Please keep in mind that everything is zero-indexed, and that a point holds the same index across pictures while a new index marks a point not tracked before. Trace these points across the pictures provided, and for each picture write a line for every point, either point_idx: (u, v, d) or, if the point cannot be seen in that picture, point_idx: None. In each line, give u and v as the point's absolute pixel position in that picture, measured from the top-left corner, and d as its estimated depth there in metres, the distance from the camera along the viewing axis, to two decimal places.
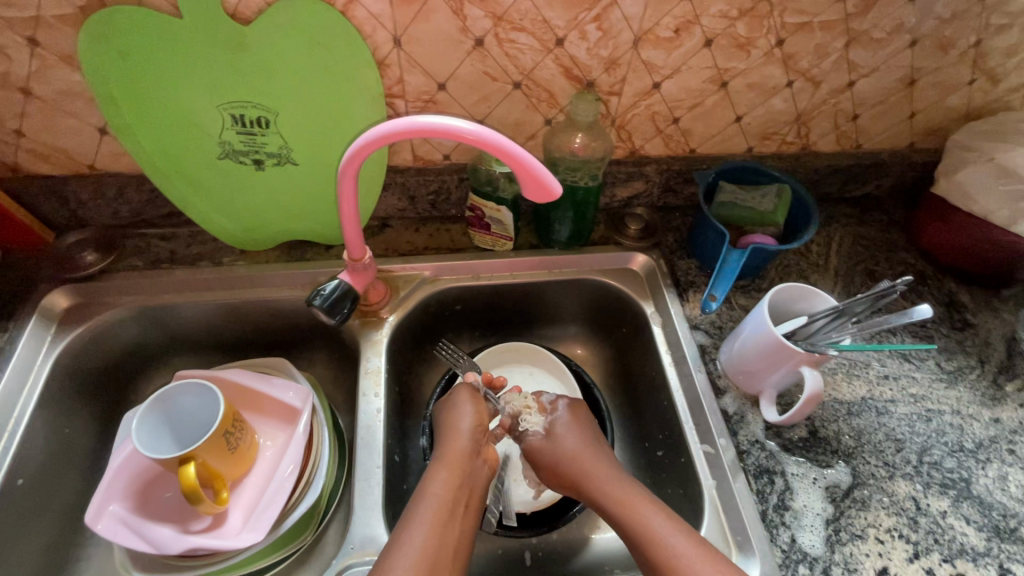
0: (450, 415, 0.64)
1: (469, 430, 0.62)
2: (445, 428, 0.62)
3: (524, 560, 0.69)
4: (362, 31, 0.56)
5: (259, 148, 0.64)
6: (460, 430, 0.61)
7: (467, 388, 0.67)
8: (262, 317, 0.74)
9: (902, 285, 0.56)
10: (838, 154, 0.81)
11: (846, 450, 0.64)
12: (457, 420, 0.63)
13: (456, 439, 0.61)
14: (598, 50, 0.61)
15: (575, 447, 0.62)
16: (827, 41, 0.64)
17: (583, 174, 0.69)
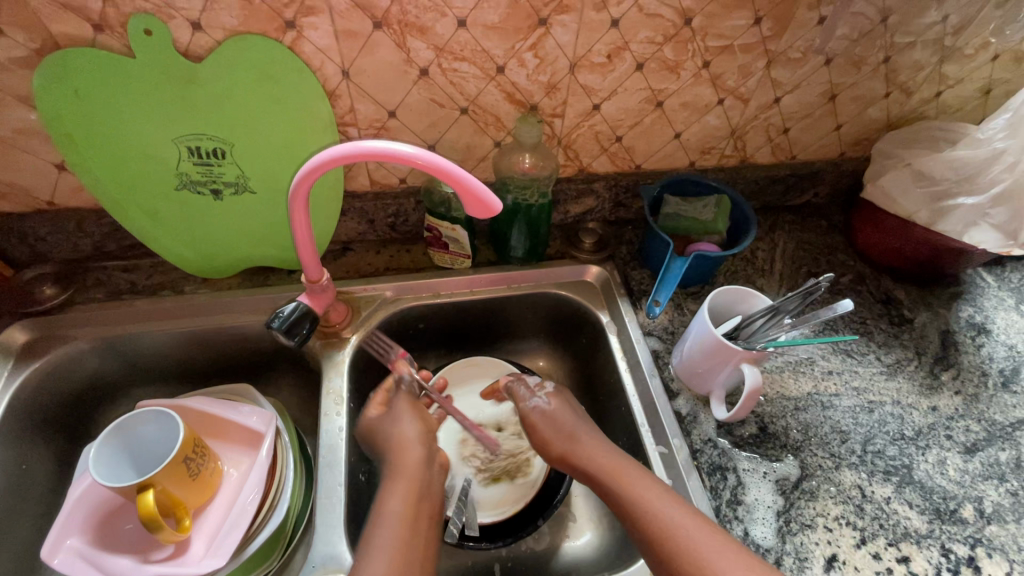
0: (394, 428, 0.64)
1: (410, 435, 0.62)
2: (392, 441, 0.62)
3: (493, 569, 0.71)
4: (311, 65, 0.60)
5: (216, 178, 0.66)
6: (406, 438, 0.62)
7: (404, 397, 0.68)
8: (225, 343, 0.75)
9: (827, 281, 0.60)
10: (775, 165, 0.86)
11: (794, 444, 0.66)
12: (400, 427, 0.64)
13: (405, 448, 0.61)
14: (537, 76, 0.65)
15: (564, 428, 0.65)
16: (748, 61, 0.69)
17: (532, 193, 0.73)
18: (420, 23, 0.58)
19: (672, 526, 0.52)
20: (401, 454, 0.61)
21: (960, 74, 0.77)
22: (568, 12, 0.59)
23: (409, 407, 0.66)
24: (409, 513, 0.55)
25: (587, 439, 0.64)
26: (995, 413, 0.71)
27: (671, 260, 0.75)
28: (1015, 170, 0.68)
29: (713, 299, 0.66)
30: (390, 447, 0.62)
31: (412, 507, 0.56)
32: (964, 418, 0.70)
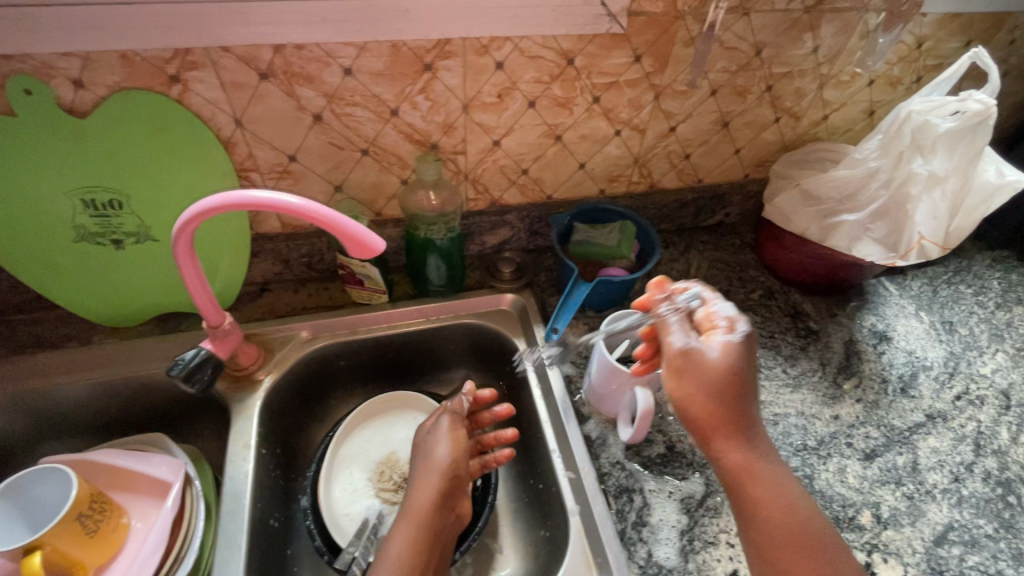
0: (429, 446, 0.67)
1: (443, 464, 0.65)
2: (423, 463, 0.66)
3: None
4: (201, 115, 0.61)
5: (116, 229, 0.66)
6: (435, 474, 0.64)
7: (448, 413, 0.71)
8: (137, 393, 0.74)
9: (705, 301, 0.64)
10: (683, 189, 0.90)
11: (701, 461, 0.68)
12: (434, 458, 0.66)
13: (432, 469, 0.65)
14: (432, 117, 0.68)
15: (726, 383, 0.53)
16: (637, 95, 0.73)
17: (440, 227, 0.75)
18: (306, 72, 0.60)
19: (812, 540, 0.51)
20: (421, 489, 0.63)
21: (841, 98, 0.82)
22: (452, 57, 0.62)
23: (451, 433, 0.68)
24: (418, 541, 0.59)
25: (746, 406, 0.54)
26: (894, 418, 0.74)
27: (573, 287, 0.77)
28: (890, 186, 0.72)
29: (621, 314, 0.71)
30: (423, 481, 0.64)
31: (419, 547, 0.59)
32: (864, 424, 0.73)
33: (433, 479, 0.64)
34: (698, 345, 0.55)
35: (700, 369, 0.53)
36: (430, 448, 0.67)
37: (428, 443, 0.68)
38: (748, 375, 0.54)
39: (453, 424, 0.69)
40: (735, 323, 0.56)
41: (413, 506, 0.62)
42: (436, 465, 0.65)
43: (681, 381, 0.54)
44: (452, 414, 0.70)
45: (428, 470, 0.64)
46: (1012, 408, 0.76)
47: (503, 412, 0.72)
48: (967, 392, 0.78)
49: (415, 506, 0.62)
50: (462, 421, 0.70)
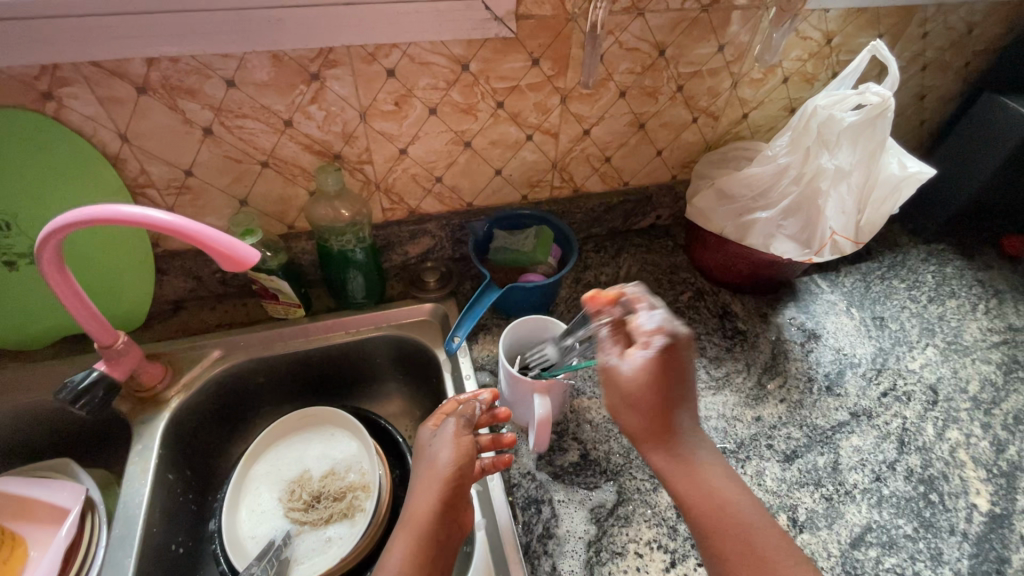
0: (431, 452, 0.59)
1: (447, 472, 0.57)
2: (426, 472, 0.58)
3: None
4: (83, 132, 0.60)
5: (7, 251, 0.65)
6: (437, 482, 0.56)
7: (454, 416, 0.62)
8: (42, 418, 0.72)
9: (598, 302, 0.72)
10: (609, 192, 0.89)
11: (615, 468, 0.66)
12: (437, 466, 0.58)
13: (435, 478, 0.57)
14: (329, 127, 0.67)
15: (644, 393, 0.51)
16: (542, 99, 0.72)
17: (351, 238, 0.74)
18: (186, 85, 0.59)
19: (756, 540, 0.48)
20: (421, 499, 0.56)
21: (757, 96, 0.82)
22: (338, 66, 0.62)
23: (456, 439, 0.60)
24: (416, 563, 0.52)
25: (679, 412, 0.52)
26: (817, 418, 0.72)
27: (483, 294, 0.76)
28: (800, 182, 0.71)
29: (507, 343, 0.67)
30: (423, 489, 0.57)
31: (415, 564, 0.52)
32: (787, 425, 0.72)
33: (433, 487, 0.56)
34: (617, 361, 0.53)
35: (617, 385, 0.53)
36: (432, 455, 0.59)
37: (430, 450, 0.60)
38: (672, 386, 0.51)
39: (461, 430, 0.60)
40: (653, 339, 0.51)
41: (413, 517, 0.55)
42: (438, 472, 0.57)
43: (608, 395, 0.54)
44: (459, 416, 0.62)
45: (430, 476, 0.57)
46: (939, 403, 0.75)
47: (502, 416, 0.64)
48: (894, 388, 0.76)
49: (414, 518, 0.55)
50: (469, 424, 0.62)
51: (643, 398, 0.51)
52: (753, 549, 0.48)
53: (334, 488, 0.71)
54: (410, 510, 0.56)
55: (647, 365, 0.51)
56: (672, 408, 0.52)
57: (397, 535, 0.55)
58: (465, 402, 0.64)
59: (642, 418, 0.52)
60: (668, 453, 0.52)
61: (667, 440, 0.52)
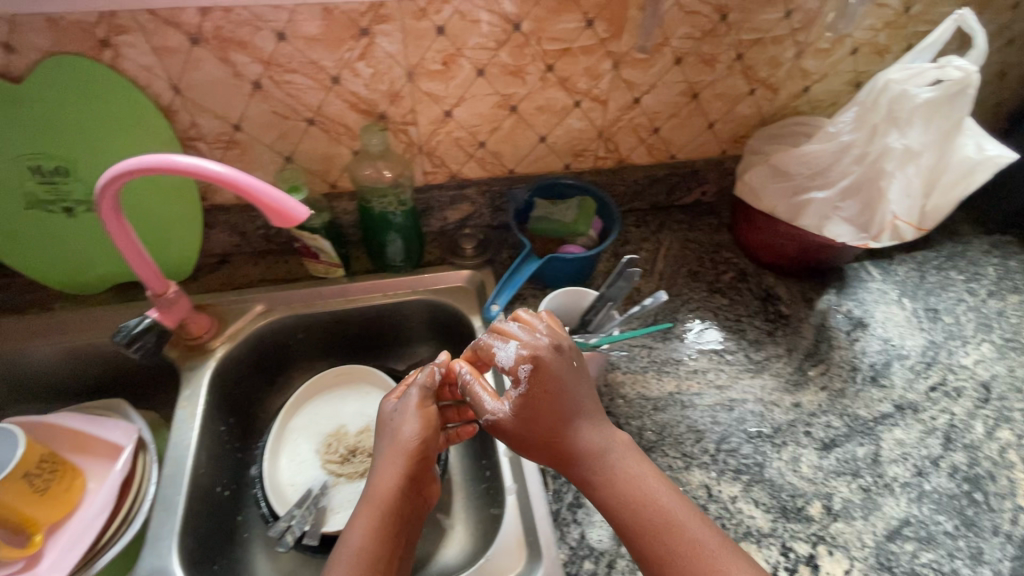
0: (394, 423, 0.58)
1: (412, 445, 0.56)
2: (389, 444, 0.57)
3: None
4: (137, 81, 0.61)
5: (65, 196, 0.67)
6: (404, 456, 0.55)
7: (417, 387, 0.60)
8: (97, 357, 0.76)
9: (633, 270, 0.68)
10: (654, 165, 0.86)
11: (647, 445, 0.66)
12: (401, 440, 0.56)
13: (399, 451, 0.56)
14: (376, 85, 0.66)
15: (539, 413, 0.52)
16: (593, 63, 0.69)
17: (392, 200, 0.74)
18: (238, 37, 0.59)
19: (683, 529, 0.49)
20: (388, 474, 0.55)
21: (821, 69, 0.77)
22: (388, 21, 0.60)
23: (419, 410, 0.58)
24: (377, 538, 0.52)
25: (577, 425, 0.53)
26: (859, 408, 0.70)
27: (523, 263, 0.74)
28: (863, 161, 0.67)
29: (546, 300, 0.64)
30: (389, 463, 0.56)
31: (381, 536, 0.52)
32: (827, 413, 0.70)
33: (400, 462, 0.55)
34: (494, 407, 0.53)
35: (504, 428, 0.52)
36: (395, 427, 0.58)
37: (392, 424, 0.58)
38: (557, 408, 0.52)
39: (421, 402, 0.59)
40: (520, 370, 0.52)
41: (377, 491, 0.54)
42: (406, 447, 0.56)
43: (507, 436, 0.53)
44: (422, 386, 0.60)
45: (393, 451, 0.56)
46: (991, 401, 0.72)
47: (475, 412, 0.65)
48: (943, 383, 0.73)
49: (380, 493, 0.54)
50: (432, 394, 0.60)
51: (534, 423, 0.52)
52: (680, 540, 0.48)
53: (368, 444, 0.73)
54: (374, 484, 0.55)
55: (518, 397, 0.52)
56: (569, 421, 0.52)
57: (359, 508, 0.54)
58: (422, 374, 0.61)
59: (549, 438, 0.52)
60: (590, 459, 0.52)
61: (579, 448, 0.52)
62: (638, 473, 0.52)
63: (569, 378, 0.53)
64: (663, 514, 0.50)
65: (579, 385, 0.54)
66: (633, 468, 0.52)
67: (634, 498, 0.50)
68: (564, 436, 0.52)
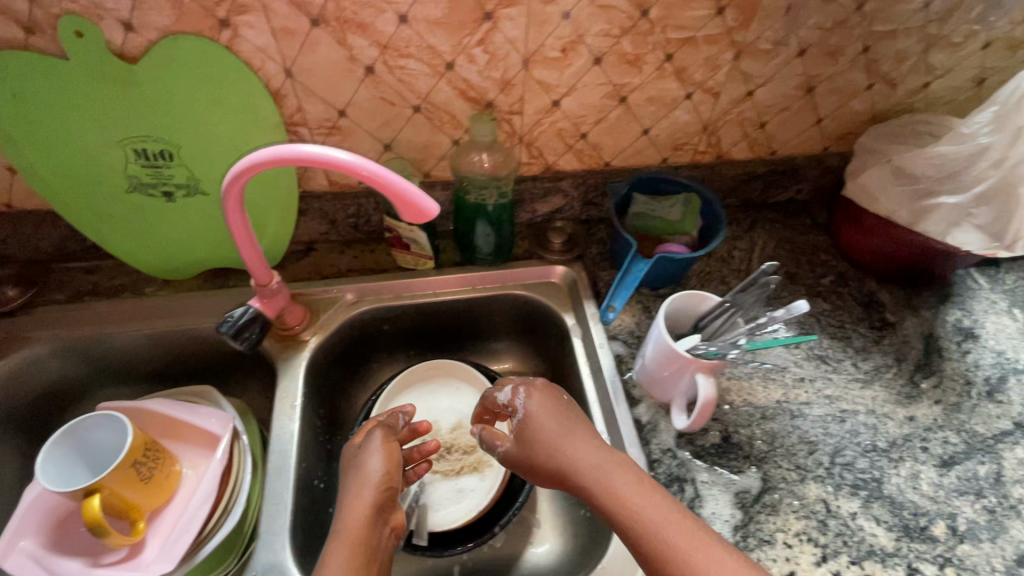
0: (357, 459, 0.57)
1: (378, 477, 0.55)
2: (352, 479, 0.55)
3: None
4: (251, 64, 0.58)
5: (167, 181, 0.66)
6: (371, 491, 0.53)
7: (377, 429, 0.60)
8: (187, 344, 0.75)
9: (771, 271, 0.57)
10: (753, 161, 0.82)
11: (758, 455, 0.64)
12: (366, 481, 0.54)
13: (369, 485, 0.54)
14: (489, 73, 0.63)
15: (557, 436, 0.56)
16: (715, 53, 0.66)
17: (492, 192, 0.72)
18: (360, 19, 0.56)
19: (662, 533, 0.46)
20: (358, 502, 0.53)
21: (948, 63, 0.72)
22: (514, 5, 0.57)
23: (385, 446, 0.58)
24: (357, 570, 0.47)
25: (568, 445, 0.55)
26: (977, 424, 0.67)
27: (631, 264, 0.74)
28: (1002, 167, 0.63)
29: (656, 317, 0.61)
30: (354, 497, 0.53)
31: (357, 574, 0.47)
32: (943, 429, 0.67)
33: (367, 491, 0.54)
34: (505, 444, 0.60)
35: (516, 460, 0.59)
36: (357, 461, 0.57)
37: (358, 464, 0.56)
38: (549, 433, 0.57)
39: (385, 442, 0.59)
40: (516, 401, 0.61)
41: (348, 526, 0.51)
42: (373, 481, 0.54)
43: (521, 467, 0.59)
44: (383, 427, 0.60)
45: (361, 481, 0.55)
46: None
47: (430, 449, 0.62)
48: None
49: (349, 527, 0.51)
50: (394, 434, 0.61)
51: (528, 449, 0.58)
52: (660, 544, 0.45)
53: (463, 442, 0.73)
54: (345, 515, 0.52)
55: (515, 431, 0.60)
56: (557, 440, 0.56)
57: (332, 545, 0.49)
58: (386, 417, 0.64)
59: (541, 462, 0.56)
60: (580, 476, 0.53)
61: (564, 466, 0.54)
62: (616, 482, 0.50)
63: (552, 405, 0.60)
64: (645, 522, 0.47)
65: (566, 415, 0.59)
66: (613, 478, 0.51)
67: (617, 509, 0.49)
68: (551, 456, 0.56)
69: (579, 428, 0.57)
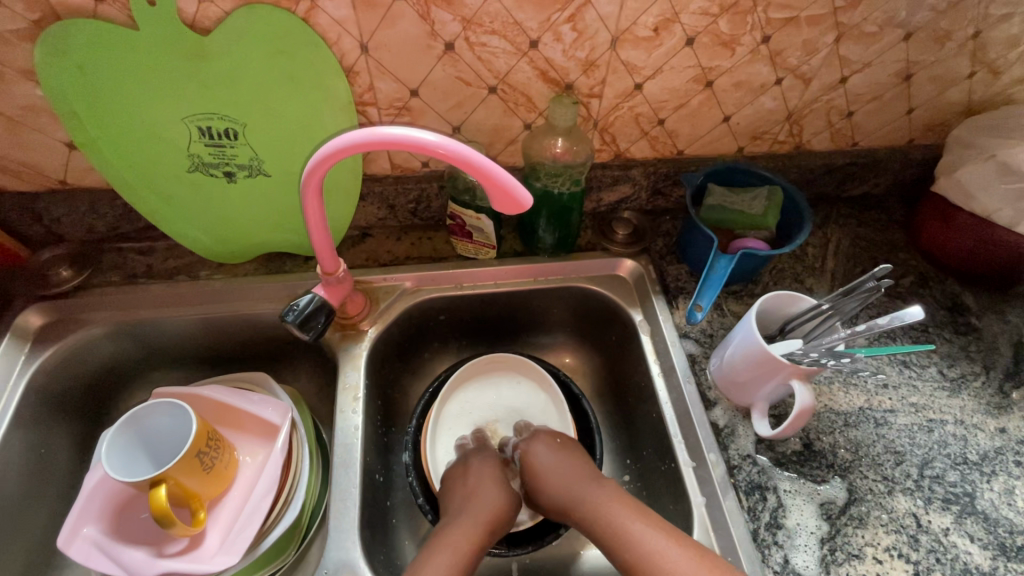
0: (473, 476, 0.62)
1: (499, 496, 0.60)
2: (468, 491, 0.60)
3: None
4: (327, 38, 0.55)
5: (229, 160, 0.63)
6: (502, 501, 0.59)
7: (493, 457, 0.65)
8: (240, 330, 0.73)
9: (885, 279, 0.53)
10: (833, 152, 0.78)
11: (843, 464, 0.61)
12: (495, 490, 0.60)
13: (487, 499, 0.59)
14: (574, 52, 0.59)
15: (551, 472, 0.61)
16: (815, 36, 0.62)
17: (565, 180, 0.68)
18: None
19: (649, 549, 0.51)
20: (484, 498, 0.59)
21: None
22: None
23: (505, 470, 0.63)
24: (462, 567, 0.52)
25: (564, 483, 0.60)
26: None
27: (713, 260, 0.68)
28: None
29: (747, 316, 0.59)
30: (489, 495, 0.60)
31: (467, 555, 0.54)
32: None
33: (496, 492, 0.60)
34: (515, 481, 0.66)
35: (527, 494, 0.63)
36: (486, 465, 0.63)
37: (492, 474, 0.62)
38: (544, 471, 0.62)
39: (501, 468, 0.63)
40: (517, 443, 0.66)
41: (478, 513, 0.58)
42: (505, 490, 0.61)
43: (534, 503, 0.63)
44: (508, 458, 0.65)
45: (492, 481, 0.61)
46: None
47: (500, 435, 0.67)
48: None
49: (475, 513, 0.57)
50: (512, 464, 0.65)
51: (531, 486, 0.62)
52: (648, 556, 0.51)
53: None
54: (477, 503, 0.59)
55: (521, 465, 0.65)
56: (554, 478, 0.61)
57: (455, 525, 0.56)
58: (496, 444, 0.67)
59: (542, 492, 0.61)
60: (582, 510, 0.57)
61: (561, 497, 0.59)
62: (608, 506, 0.56)
63: (553, 443, 0.64)
64: (635, 541, 0.52)
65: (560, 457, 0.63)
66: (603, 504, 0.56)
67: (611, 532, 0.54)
68: (547, 491, 0.60)
69: (574, 462, 0.62)
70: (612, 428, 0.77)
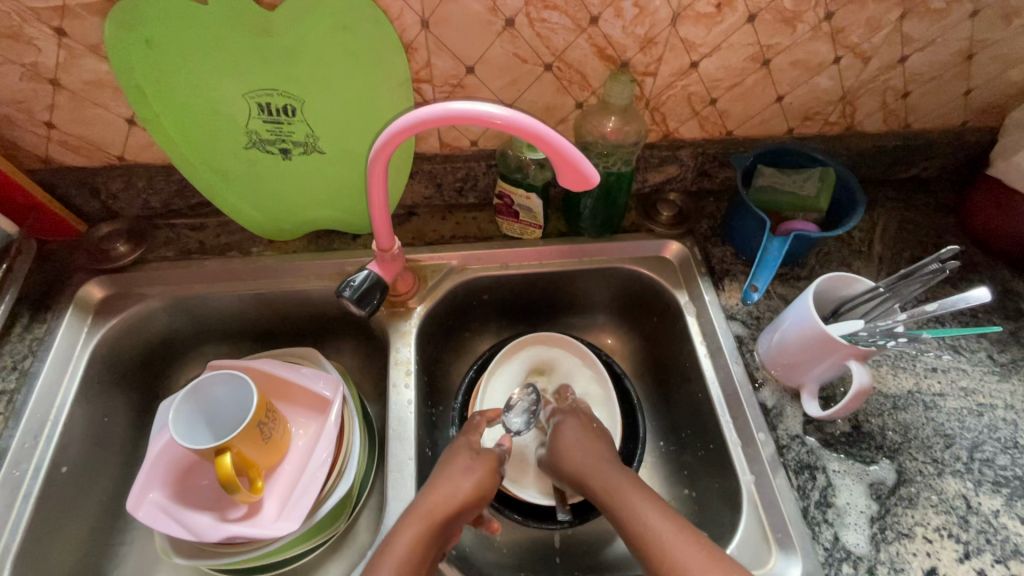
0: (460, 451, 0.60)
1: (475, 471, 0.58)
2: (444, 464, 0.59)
3: (553, 563, 0.67)
4: (389, 13, 0.55)
5: (286, 137, 0.64)
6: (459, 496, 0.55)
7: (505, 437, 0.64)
8: (289, 306, 0.74)
9: (953, 261, 0.53)
10: (885, 134, 0.76)
11: (892, 446, 0.62)
12: (456, 484, 0.56)
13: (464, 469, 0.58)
14: (634, 29, 0.59)
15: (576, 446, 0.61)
16: (879, 13, 0.61)
17: (615, 160, 0.67)
18: None
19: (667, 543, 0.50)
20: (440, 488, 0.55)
21: None
22: None
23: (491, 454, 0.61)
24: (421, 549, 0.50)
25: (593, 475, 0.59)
26: None
27: (766, 242, 0.68)
28: None
29: (803, 295, 0.59)
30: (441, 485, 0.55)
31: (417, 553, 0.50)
32: None
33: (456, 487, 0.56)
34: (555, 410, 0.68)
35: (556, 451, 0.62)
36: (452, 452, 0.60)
37: (458, 468, 0.58)
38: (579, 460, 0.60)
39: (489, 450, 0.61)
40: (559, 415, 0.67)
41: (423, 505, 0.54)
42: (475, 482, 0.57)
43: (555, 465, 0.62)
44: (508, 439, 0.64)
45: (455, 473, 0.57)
46: None
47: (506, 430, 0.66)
48: None
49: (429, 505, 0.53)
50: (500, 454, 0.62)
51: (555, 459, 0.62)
52: None
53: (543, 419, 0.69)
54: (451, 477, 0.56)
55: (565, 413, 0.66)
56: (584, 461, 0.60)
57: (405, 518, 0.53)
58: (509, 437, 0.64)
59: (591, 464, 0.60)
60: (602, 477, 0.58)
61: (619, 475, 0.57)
62: (657, 525, 0.52)
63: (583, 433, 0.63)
64: (642, 519, 0.52)
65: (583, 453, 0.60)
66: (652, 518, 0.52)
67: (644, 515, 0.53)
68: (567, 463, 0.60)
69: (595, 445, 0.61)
70: (653, 410, 0.77)
